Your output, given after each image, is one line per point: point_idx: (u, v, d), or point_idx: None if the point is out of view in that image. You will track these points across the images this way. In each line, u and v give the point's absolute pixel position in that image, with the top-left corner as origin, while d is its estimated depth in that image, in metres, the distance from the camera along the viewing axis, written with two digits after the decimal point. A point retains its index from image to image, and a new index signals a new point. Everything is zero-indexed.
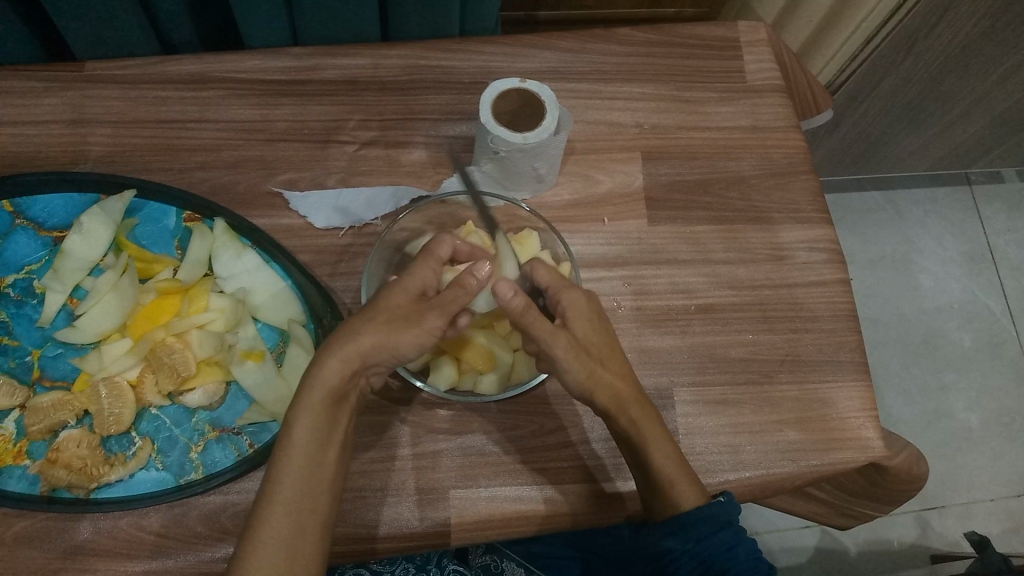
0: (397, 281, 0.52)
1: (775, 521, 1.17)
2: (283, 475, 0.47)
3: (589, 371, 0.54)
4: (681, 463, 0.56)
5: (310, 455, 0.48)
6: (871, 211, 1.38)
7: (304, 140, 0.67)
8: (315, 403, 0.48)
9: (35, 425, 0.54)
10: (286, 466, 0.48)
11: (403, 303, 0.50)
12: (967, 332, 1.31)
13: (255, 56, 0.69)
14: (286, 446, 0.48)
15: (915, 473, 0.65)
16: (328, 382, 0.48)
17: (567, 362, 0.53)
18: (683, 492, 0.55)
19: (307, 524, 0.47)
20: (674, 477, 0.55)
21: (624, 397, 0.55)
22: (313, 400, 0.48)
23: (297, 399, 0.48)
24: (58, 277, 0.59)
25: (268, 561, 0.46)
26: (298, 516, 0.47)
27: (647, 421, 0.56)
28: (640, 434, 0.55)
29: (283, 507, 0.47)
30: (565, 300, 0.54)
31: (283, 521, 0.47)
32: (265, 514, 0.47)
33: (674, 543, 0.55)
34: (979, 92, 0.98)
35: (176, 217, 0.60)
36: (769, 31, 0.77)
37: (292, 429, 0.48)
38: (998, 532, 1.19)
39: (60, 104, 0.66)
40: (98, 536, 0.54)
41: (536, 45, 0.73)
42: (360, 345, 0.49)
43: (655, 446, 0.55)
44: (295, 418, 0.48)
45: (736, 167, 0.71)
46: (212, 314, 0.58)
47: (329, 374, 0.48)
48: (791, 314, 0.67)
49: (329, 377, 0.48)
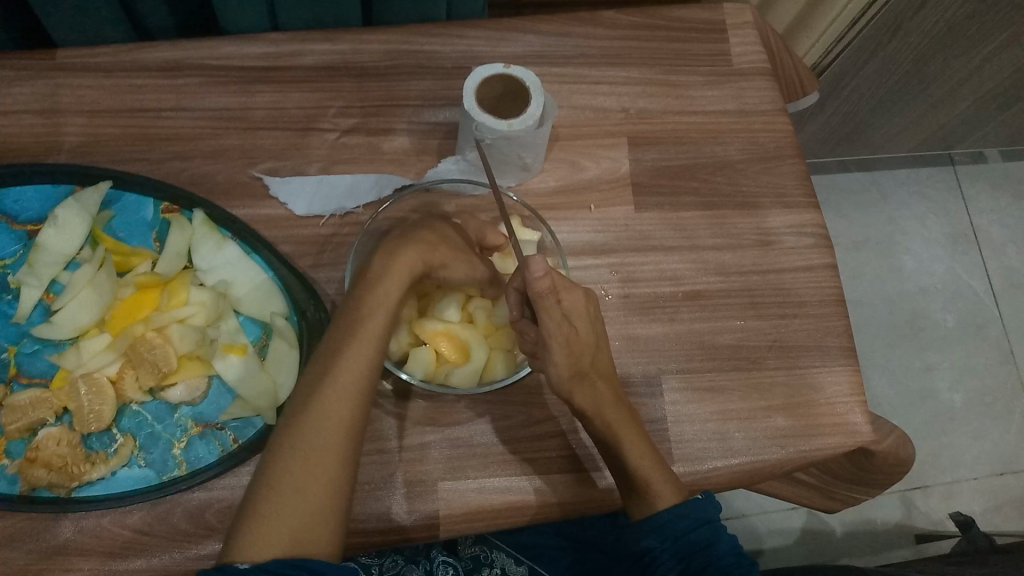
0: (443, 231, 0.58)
1: (761, 504, 1.18)
2: (337, 377, 0.48)
3: (575, 367, 0.54)
4: (658, 463, 0.56)
5: (381, 325, 0.51)
6: (855, 193, 1.38)
7: (284, 128, 0.66)
8: (398, 278, 0.53)
9: (13, 423, 0.53)
10: (361, 330, 0.50)
11: (455, 237, 0.59)
12: (950, 312, 1.32)
13: (233, 41, 0.68)
14: (365, 315, 0.51)
15: (902, 457, 0.65)
16: (406, 269, 0.53)
17: (558, 357, 0.53)
18: (661, 491, 0.55)
19: (365, 394, 0.49)
20: (650, 476, 0.55)
21: (604, 398, 0.55)
22: (395, 272, 0.53)
23: (377, 275, 0.53)
24: (34, 273, 0.57)
25: (335, 420, 0.47)
26: (362, 384, 0.49)
27: (623, 423, 0.56)
28: (616, 436, 0.55)
29: (350, 368, 0.48)
30: (568, 301, 0.53)
31: (349, 382, 0.48)
32: (332, 374, 0.48)
33: (653, 542, 0.55)
34: (967, 71, 0.98)
35: (153, 208, 0.59)
36: (756, 13, 0.76)
37: (373, 297, 0.52)
38: (981, 511, 1.20)
39: (31, 93, 0.64)
40: (80, 535, 0.53)
41: (519, 29, 0.72)
42: (433, 247, 0.56)
43: (633, 447, 0.55)
44: (375, 287, 0.52)
45: (722, 151, 0.71)
46: (193, 308, 0.57)
47: (405, 262, 0.54)
48: (778, 299, 0.66)
49: (410, 262, 0.54)
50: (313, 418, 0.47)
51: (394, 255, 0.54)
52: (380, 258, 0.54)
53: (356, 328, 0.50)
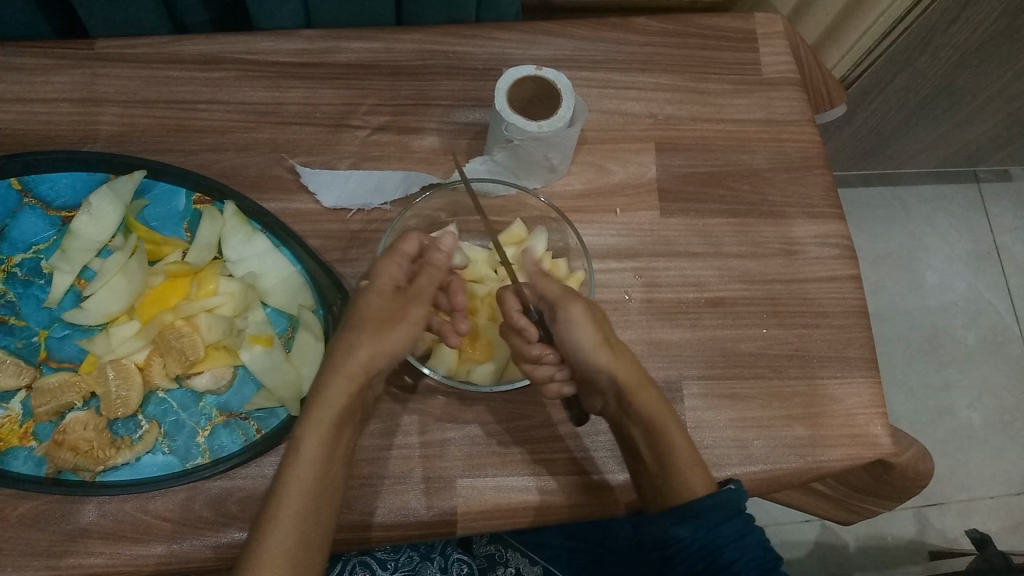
0: (368, 284, 0.54)
1: (775, 515, 1.17)
2: (290, 486, 0.49)
3: (602, 339, 0.56)
4: (691, 451, 0.57)
5: (316, 476, 0.49)
6: (878, 207, 1.38)
7: (316, 124, 0.67)
8: (325, 419, 0.50)
9: (42, 406, 0.54)
10: (291, 482, 0.49)
11: (381, 305, 0.53)
12: (971, 329, 1.31)
13: (268, 37, 0.69)
14: (292, 460, 0.49)
15: (922, 471, 0.65)
16: (339, 396, 0.51)
17: (582, 326, 0.56)
18: (696, 475, 0.55)
19: (312, 536, 0.49)
20: (688, 460, 0.56)
21: (640, 378, 0.57)
22: (320, 417, 0.50)
23: (309, 416, 0.50)
24: (67, 258, 0.58)
25: (289, 542, 0.47)
26: (299, 544, 0.48)
27: (660, 407, 0.57)
28: (656, 417, 0.56)
29: (285, 528, 0.48)
30: (578, 289, 0.58)
31: (285, 541, 0.47)
32: (264, 536, 0.47)
33: (683, 531, 0.53)
34: (995, 89, 0.98)
35: (186, 199, 0.60)
36: (787, 23, 0.76)
37: (299, 449, 0.50)
38: (998, 531, 1.19)
39: (70, 82, 0.65)
40: (103, 519, 0.54)
41: (550, 32, 0.72)
42: (360, 361, 0.52)
43: (671, 431, 0.56)
44: (311, 409, 0.51)
45: (749, 160, 0.71)
46: (222, 298, 0.57)
47: (338, 389, 0.51)
48: (802, 309, 0.66)
49: (339, 393, 0.51)
50: (270, 528, 0.48)
51: (320, 390, 0.51)
52: (314, 390, 0.52)
53: (288, 484, 0.49)
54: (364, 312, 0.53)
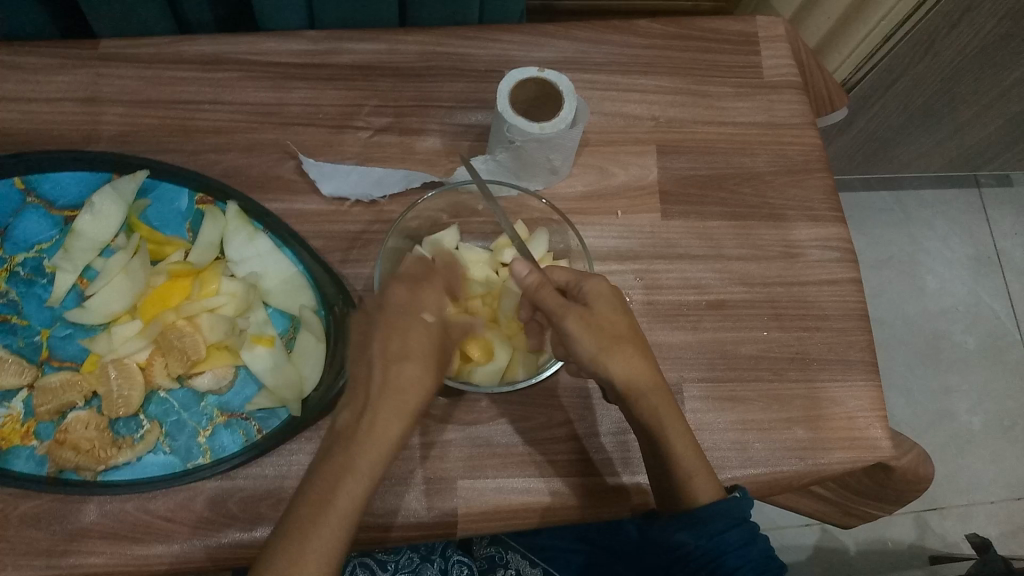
0: (409, 318, 0.51)
1: (775, 519, 1.17)
2: (330, 513, 0.48)
3: (603, 344, 0.53)
4: (697, 452, 0.55)
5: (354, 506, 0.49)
6: (879, 211, 1.38)
7: (318, 125, 0.67)
8: (375, 454, 0.49)
9: (44, 405, 0.54)
10: (331, 508, 0.48)
11: (424, 342, 0.51)
12: (971, 334, 1.31)
13: (271, 38, 0.69)
14: (336, 489, 0.48)
15: (922, 475, 0.65)
16: (393, 435, 0.50)
17: (576, 333, 0.53)
18: (702, 487, 0.55)
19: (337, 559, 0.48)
20: (694, 471, 0.55)
21: (644, 381, 0.54)
22: (371, 452, 0.49)
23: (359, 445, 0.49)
24: (69, 257, 0.58)
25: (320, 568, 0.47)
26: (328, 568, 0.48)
27: (667, 410, 0.55)
28: (660, 424, 0.55)
29: (318, 554, 0.47)
30: (587, 286, 0.55)
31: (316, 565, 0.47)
32: (294, 557, 0.47)
33: (687, 537, 0.54)
34: (995, 94, 0.98)
35: (188, 199, 0.60)
36: (789, 26, 0.76)
37: (346, 483, 0.49)
38: (998, 535, 1.19)
39: (73, 82, 0.65)
40: (104, 518, 0.54)
41: (553, 35, 0.72)
42: (416, 400, 0.51)
43: (676, 436, 0.55)
44: (365, 440, 0.49)
45: (751, 163, 0.71)
46: (223, 299, 0.58)
47: (393, 428, 0.50)
48: (802, 312, 0.66)
49: (392, 429, 0.50)
50: (304, 552, 0.47)
51: (372, 426, 0.50)
52: (366, 419, 0.50)
53: (327, 510, 0.48)
54: (407, 347, 0.51)
